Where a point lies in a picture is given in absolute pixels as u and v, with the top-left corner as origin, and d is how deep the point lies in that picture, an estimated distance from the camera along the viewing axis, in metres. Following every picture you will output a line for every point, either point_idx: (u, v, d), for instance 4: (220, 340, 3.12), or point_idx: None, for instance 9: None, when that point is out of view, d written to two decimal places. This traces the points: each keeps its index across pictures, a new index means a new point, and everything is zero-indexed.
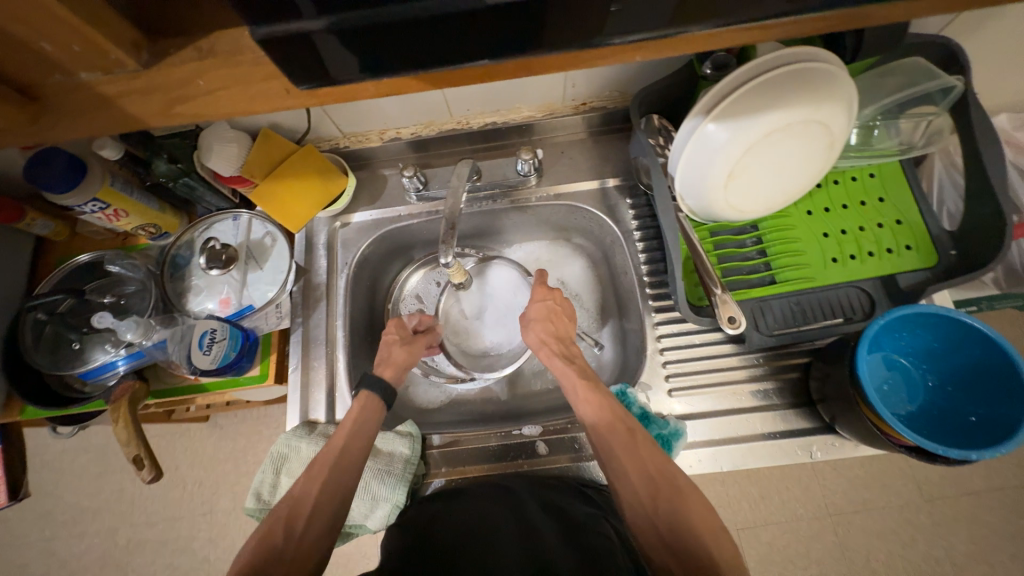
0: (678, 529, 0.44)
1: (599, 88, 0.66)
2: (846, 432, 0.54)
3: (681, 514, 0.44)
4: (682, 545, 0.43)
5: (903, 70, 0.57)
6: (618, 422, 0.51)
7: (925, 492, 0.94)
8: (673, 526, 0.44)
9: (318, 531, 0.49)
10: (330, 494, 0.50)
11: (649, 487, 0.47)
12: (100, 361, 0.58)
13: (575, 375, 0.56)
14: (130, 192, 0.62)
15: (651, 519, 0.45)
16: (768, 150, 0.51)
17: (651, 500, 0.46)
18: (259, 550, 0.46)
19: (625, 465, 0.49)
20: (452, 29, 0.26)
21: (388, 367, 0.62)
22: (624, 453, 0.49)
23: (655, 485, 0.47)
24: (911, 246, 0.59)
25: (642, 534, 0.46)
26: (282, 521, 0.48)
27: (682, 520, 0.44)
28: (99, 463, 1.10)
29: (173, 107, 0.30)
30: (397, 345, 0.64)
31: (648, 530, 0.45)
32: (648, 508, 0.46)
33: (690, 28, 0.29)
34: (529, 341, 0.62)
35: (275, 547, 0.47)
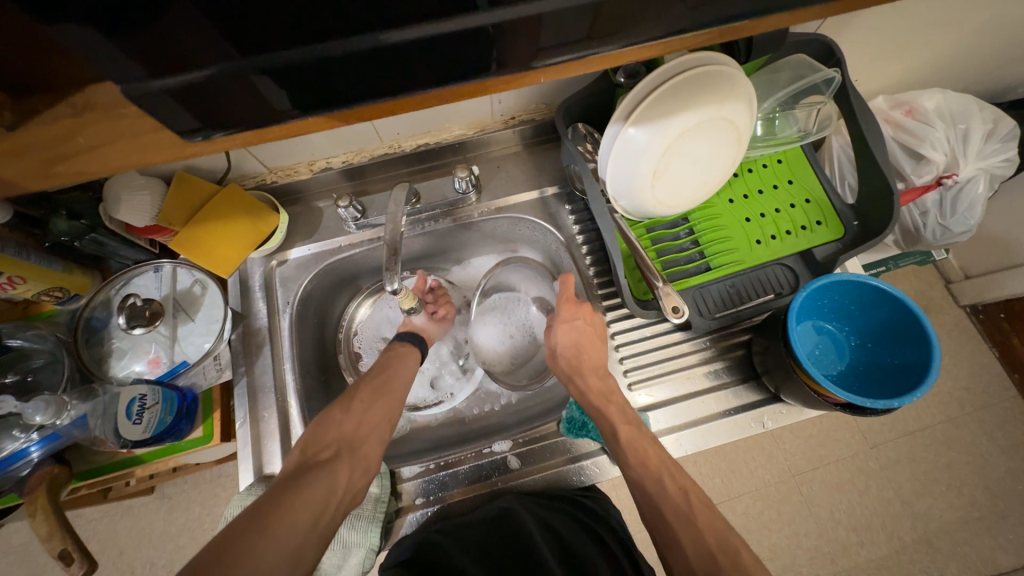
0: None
1: (525, 102, 0.68)
2: (790, 399, 0.58)
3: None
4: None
5: (790, 66, 0.63)
6: (668, 491, 0.49)
7: (869, 440, 1.03)
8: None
9: (372, 423, 0.56)
10: (378, 409, 0.57)
11: (706, 558, 0.44)
12: (8, 451, 0.51)
13: (617, 418, 0.55)
14: (24, 256, 0.55)
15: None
16: (685, 148, 0.54)
17: (707, 571, 0.43)
18: (320, 434, 0.53)
19: (678, 535, 0.46)
20: (356, 67, 0.27)
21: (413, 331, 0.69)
22: (682, 531, 0.46)
23: (713, 562, 0.44)
24: (821, 221, 0.65)
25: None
26: (337, 409, 0.56)
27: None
28: (23, 565, 0.96)
29: (52, 166, 0.27)
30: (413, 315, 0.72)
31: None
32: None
33: (601, 48, 0.30)
34: (563, 373, 0.61)
35: (336, 428, 0.54)
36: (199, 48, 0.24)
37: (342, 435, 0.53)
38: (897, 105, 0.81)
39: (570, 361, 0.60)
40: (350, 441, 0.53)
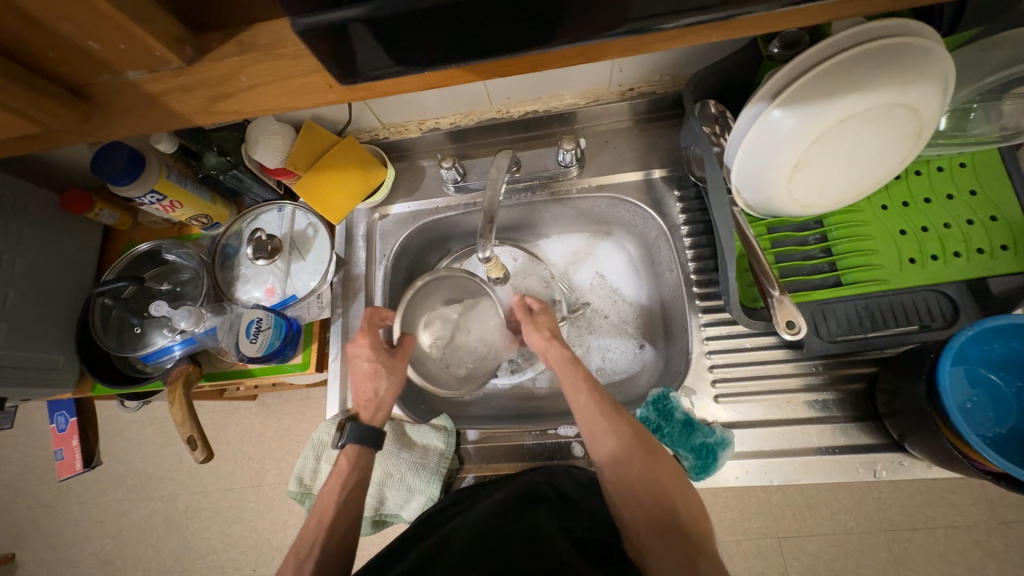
0: (653, 486, 0.49)
1: (648, 72, 0.62)
2: (918, 452, 0.49)
3: (655, 474, 0.49)
4: (654, 504, 0.48)
5: (1011, 43, 0.50)
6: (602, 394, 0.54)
7: (999, 514, 0.85)
8: (645, 482, 0.49)
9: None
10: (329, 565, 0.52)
11: (630, 444, 0.51)
12: (159, 346, 0.62)
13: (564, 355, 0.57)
14: (184, 184, 0.64)
15: (629, 482, 0.50)
16: (840, 139, 0.45)
17: (630, 455, 0.50)
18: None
19: (603, 426, 0.52)
20: (492, 18, 0.25)
21: (379, 410, 0.59)
22: (607, 420, 0.52)
23: (634, 446, 0.50)
24: (1007, 246, 0.52)
25: (619, 495, 0.50)
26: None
27: (652, 476, 0.49)
28: (162, 435, 1.19)
29: (214, 105, 0.31)
30: (381, 379, 0.59)
31: (626, 490, 0.50)
32: (625, 464, 0.50)
33: (753, 9, 0.25)
34: (536, 341, 0.59)
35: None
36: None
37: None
38: None
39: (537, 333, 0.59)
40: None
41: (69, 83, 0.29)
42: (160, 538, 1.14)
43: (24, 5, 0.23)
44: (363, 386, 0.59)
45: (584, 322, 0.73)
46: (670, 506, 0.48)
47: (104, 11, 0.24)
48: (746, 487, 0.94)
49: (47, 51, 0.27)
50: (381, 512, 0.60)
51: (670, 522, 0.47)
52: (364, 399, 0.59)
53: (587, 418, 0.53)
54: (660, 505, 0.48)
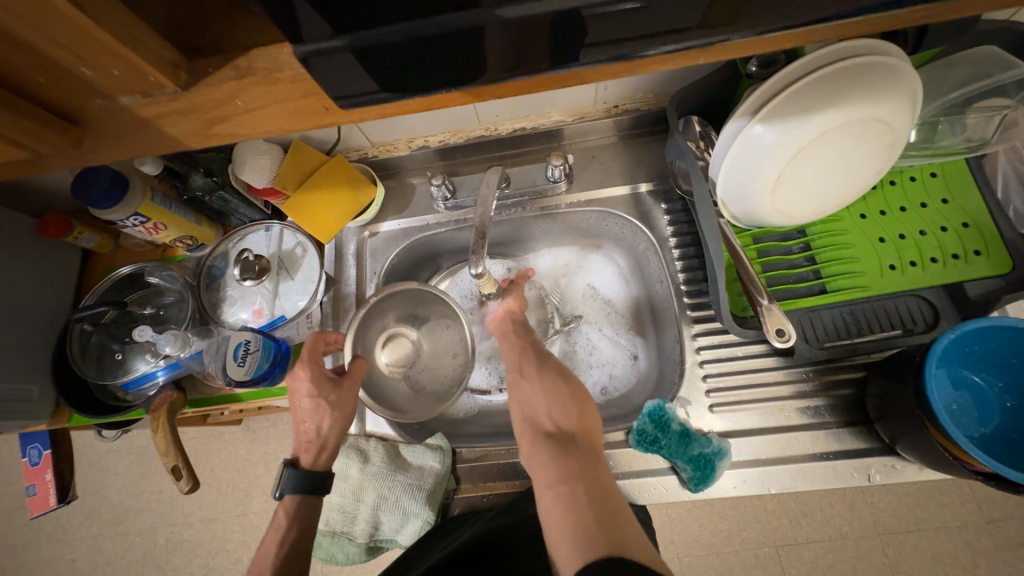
0: (550, 400, 0.52)
1: (632, 90, 0.64)
2: (909, 454, 0.50)
3: (553, 390, 0.52)
4: (549, 417, 0.51)
5: (971, 60, 0.53)
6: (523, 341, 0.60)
7: (987, 512, 0.87)
8: (545, 399, 0.52)
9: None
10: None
11: (536, 370, 0.55)
12: (141, 372, 0.60)
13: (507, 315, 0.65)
14: (169, 205, 0.63)
15: (531, 404, 0.53)
16: (819, 152, 0.47)
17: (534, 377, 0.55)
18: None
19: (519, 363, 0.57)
20: (489, 43, 0.25)
21: (324, 452, 0.56)
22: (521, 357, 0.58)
23: (540, 371, 0.55)
24: (980, 252, 0.54)
25: (524, 419, 0.53)
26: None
27: (550, 392, 0.52)
28: (140, 465, 1.14)
29: (211, 127, 0.31)
30: (324, 417, 0.56)
31: (529, 411, 0.53)
32: (528, 389, 0.54)
33: (730, 35, 0.27)
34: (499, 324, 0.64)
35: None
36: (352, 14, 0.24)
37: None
38: None
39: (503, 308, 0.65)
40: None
41: (57, 108, 0.29)
42: None
43: (17, 33, 0.23)
44: (304, 423, 0.56)
45: (576, 336, 0.73)
46: (562, 415, 0.50)
47: (99, 37, 0.24)
48: (741, 496, 0.94)
49: (37, 76, 0.26)
50: (376, 538, 0.59)
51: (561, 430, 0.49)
52: (306, 438, 0.55)
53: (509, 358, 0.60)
54: (555, 416, 0.51)
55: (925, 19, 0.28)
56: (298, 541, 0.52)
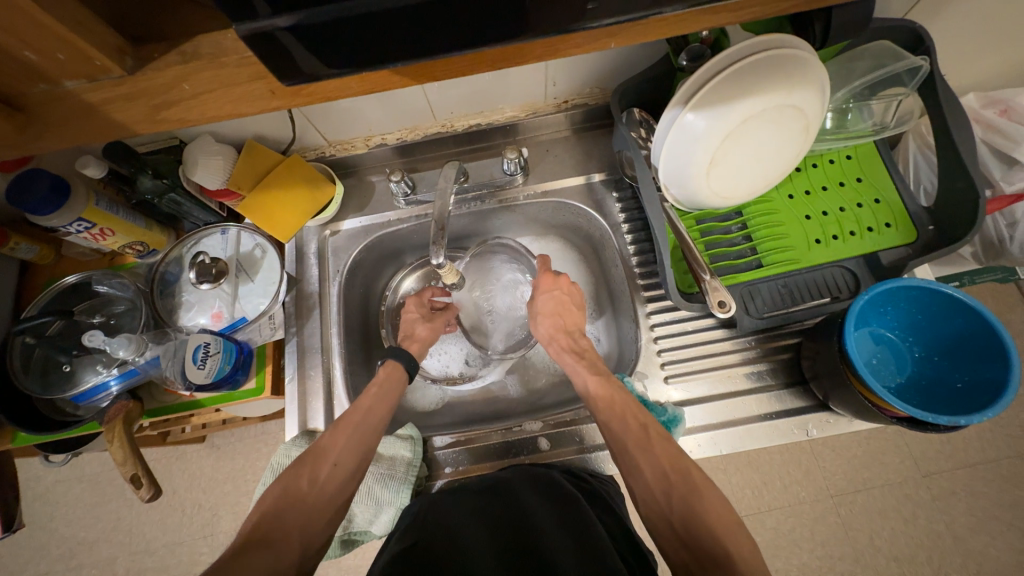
0: (692, 523, 0.44)
1: (580, 86, 0.68)
2: (840, 408, 0.55)
3: (694, 510, 0.45)
4: (697, 541, 0.43)
5: (871, 54, 0.58)
6: (618, 399, 0.55)
7: (922, 467, 0.95)
8: (685, 518, 0.45)
9: (339, 483, 0.50)
10: (353, 449, 0.52)
11: (665, 484, 0.47)
12: (92, 382, 0.58)
13: (586, 370, 0.59)
14: (115, 210, 0.61)
15: (666, 514, 0.46)
16: (744, 137, 0.52)
17: (666, 496, 0.47)
18: (284, 495, 0.48)
19: (637, 461, 0.50)
20: (422, 24, 0.27)
21: (415, 342, 0.66)
22: (639, 464, 0.50)
23: (668, 484, 0.47)
24: (890, 224, 0.61)
25: (663, 537, 0.46)
26: (308, 467, 0.49)
27: (693, 515, 0.45)
28: (94, 492, 1.07)
29: (157, 113, 0.31)
30: (420, 323, 0.69)
31: (664, 526, 0.46)
32: (660, 501, 0.47)
33: (660, 9, 0.29)
34: (540, 335, 0.66)
35: (301, 492, 0.48)
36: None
37: (303, 506, 0.47)
38: (990, 103, 0.74)
39: (545, 325, 0.66)
40: (310, 517, 0.47)
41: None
42: None
43: None
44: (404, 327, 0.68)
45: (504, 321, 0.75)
46: (711, 536, 0.43)
47: (42, 19, 0.25)
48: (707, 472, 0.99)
49: None
50: (351, 531, 0.59)
51: (712, 555, 0.42)
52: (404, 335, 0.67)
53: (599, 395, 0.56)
54: (700, 538, 0.43)
55: (805, 5, 0.33)
56: (385, 397, 0.57)
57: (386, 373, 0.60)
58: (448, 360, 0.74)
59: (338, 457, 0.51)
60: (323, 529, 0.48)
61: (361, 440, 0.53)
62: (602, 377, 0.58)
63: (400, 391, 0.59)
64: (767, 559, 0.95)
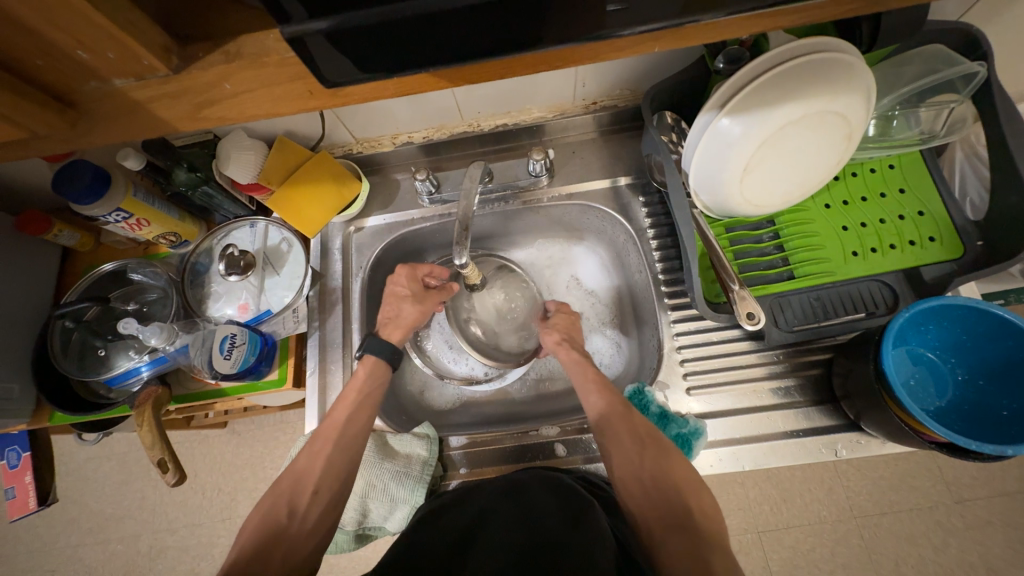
0: (660, 484, 0.47)
1: (609, 87, 0.66)
2: (873, 430, 0.53)
3: (665, 472, 0.48)
4: (664, 499, 0.46)
5: (921, 59, 0.56)
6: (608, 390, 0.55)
7: (955, 493, 0.91)
8: (655, 479, 0.47)
9: (321, 510, 0.51)
10: (333, 469, 0.52)
11: (638, 443, 0.50)
12: (124, 368, 0.60)
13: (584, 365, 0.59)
14: (152, 202, 0.63)
15: (637, 475, 0.48)
16: (781, 144, 0.50)
17: (639, 453, 0.49)
18: (266, 524, 0.49)
19: (617, 427, 0.51)
20: (463, 27, 0.27)
21: (397, 328, 0.64)
22: (616, 417, 0.52)
23: (642, 443, 0.50)
24: (935, 238, 0.58)
25: (630, 494, 0.48)
26: (296, 493, 0.51)
27: (663, 476, 0.47)
28: (122, 471, 1.12)
29: (200, 111, 0.32)
30: (407, 304, 0.65)
31: (633, 486, 0.48)
32: (633, 463, 0.49)
33: (702, 16, 0.28)
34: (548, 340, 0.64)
35: (283, 521, 0.49)
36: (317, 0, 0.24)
37: (286, 533, 0.49)
38: None
39: (553, 334, 0.64)
40: (298, 539, 0.49)
41: (50, 90, 0.29)
42: None
43: (23, 18, 0.24)
44: (390, 304, 0.66)
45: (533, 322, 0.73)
46: (678, 500, 0.46)
47: (98, 20, 0.25)
48: (725, 485, 0.97)
49: (35, 59, 0.27)
50: (365, 526, 0.60)
51: (678, 515, 0.45)
52: (387, 315, 0.65)
53: (601, 414, 0.53)
54: (667, 498, 0.46)
55: (856, 11, 0.32)
56: (366, 400, 0.58)
57: (366, 368, 0.59)
58: (471, 364, 0.74)
59: (317, 483, 0.51)
60: (311, 550, 0.49)
61: (344, 458, 0.53)
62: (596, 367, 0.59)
63: (380, 387, 0.59)
64: None
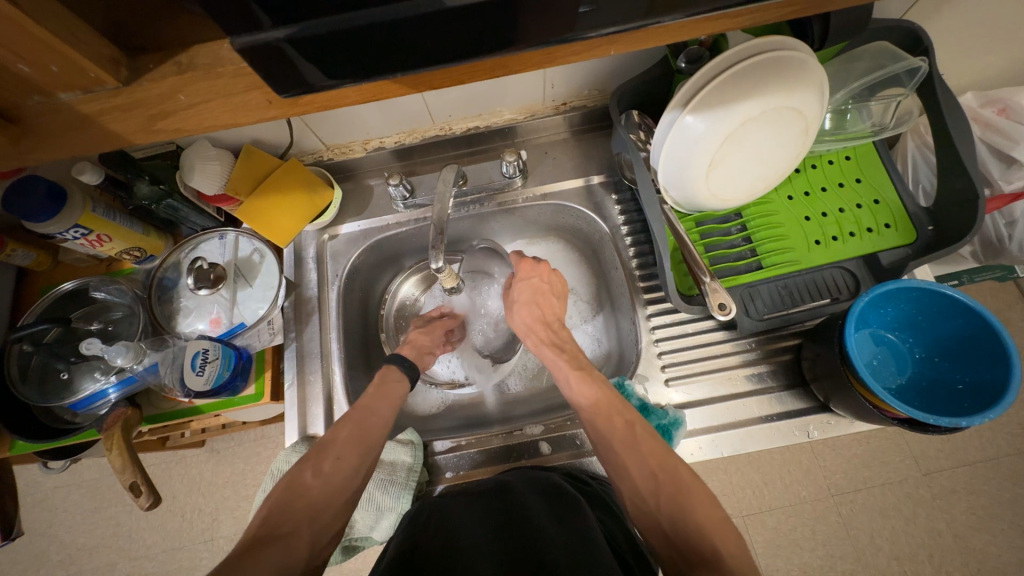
0: (680, 522, 0.43)
1: (578, 88, 0.67)
2: (841, 410, 0.55)
3: (682, 510, 0.44)
4: (686, 542, 0.42)
5: (869, 55, 0.58)
6: (615, 408, 0.53)
7: (923, 466, 0.95)
8: (673, 519, 0.44)
9: (345, 475, 0.50)
10: (354, 445, 0.52)
11: (652, 484, 0.46)
12: (91, 390, 0.58)
13: (566, 364, 0.58)
14: (112, 217, 0.61)
15: (653, 513, 0.45)
16: (743, 139, 0.52)
17: (654, 496, 0.46)
18: (286, 491, 0.47)
19: (626, 463, 0.49)
20: (421, 33, 0.27)
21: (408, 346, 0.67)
22: (624, 459, 0.49)
23: (655, 480, 0.46)
24: (890, 225, 0.61)
25: (648, 531, 0.45)
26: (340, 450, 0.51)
27: (681, 514, 0.43)
28: (94, 498, 1.07)
29: (154, 123, 0.31)
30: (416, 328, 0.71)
31: (653, 526, 0.45)
32: (649, 503, 0.46)
33: (655, 19, 0.29)
34: (518, 323, 0.64)
35: (304, 486, 0.47)
36: (270, 12, 0.24)
37: (305, 500, 0.47)
38: (988, 103, 0.74)
39: (528, 314, 0.64)
40: (314, 512, 0.47)
41: None
42: None
43: None
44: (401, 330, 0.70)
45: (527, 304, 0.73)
46: (699, 537, 0.42)
47: (37, 34, 0.25)
48: (709, 473, 0.99)
49: None
50: (351, 537, 0.59)
51: (703, 557, 0.40)
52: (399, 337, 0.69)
53: (589, 411, 0.54)
54: (689, 538, 0.42)
55: (800, 12, 0.33)
56: (385, 396, 0.58)
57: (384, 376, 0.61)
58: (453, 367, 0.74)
59: (339, 453, 0.50)
60: (330, 525, 0.47)
61: (364, 439, 0.53)
62: (580, 367, 0.58)
63: (400, 389, 0.60)
64: (768, 559, 0.95)
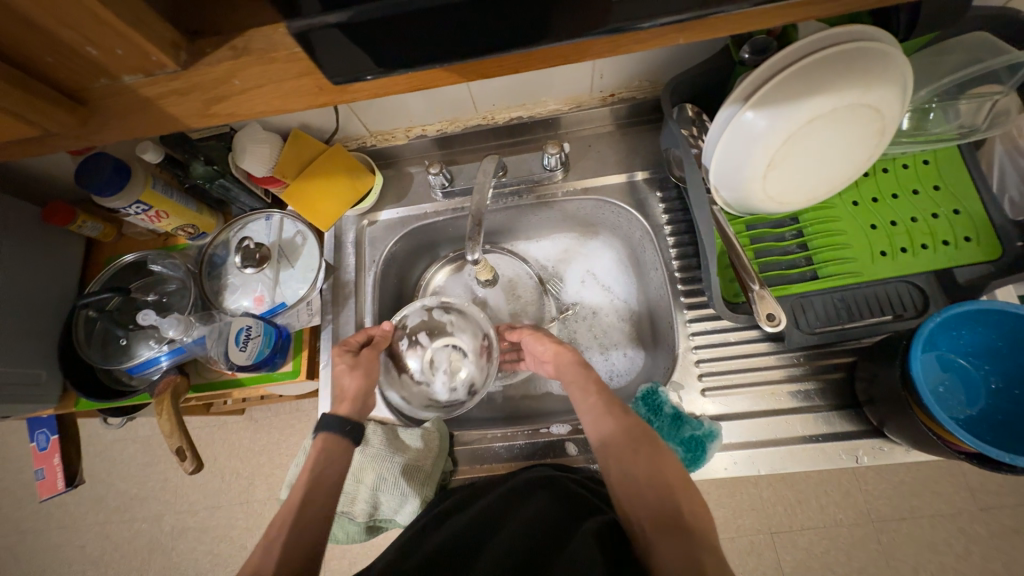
0: (656, 479, 0.47)
1: (628, 78, 0.64)
2: (897, 437, 0.51)
3: (658, 470, 0.47)
4: (654, 503, 0.46)
5: (962, 48, 0.52)
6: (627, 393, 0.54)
7: (979, 500, 0.88)
8: (649, 478, 0.47)
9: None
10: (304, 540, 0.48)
11: (631, 441, 0.50)
12: (145, 356, 0.61)
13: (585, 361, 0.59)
14: (170, 194, 0.64)
15: (630, 475, 0.48)
16: (809, 139, 0.48)
17: (632, 451, 0.49)
18: None
19: (609, 421, 0.52)
20: (473, 19, 0.26)
21: (344, 401, 0.58)
22: (610, 415, 0.53)
23: (636, 441, 0.50)
24: (970, 238, 0.55)
25: (623, 495, 0.48)
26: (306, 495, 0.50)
27: (657, 474, 0.47)
28: (146, 453, 1.16)
29: (210, 107, 0.31)
30: (345, 374, 0.59)
31: (627, 486, 0.48)
32: (627, 460, 0.49)
33: (723, 7, 0.27)
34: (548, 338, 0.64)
35: None
36: None
37: None
38: None
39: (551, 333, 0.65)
40: None
41: (63, 88, 0.30)
42: (145, 561, 1.11)
43: (34, 17, 0.24)
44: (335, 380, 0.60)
45: (574, 321, 0.74)
46: (668, 499, 0.45)
47: (105, 18, 0.25)
48: (738, 485, 0.96)
49: (45, 56, 0.27)
50: (376, 517, 0.61)
51: (670, 517, 0.44)
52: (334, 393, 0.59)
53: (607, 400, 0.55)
54: (659, 501, 0.46)
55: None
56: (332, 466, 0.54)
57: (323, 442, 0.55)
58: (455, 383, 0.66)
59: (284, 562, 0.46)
60: None
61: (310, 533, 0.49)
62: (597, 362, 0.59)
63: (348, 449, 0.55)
64: None
